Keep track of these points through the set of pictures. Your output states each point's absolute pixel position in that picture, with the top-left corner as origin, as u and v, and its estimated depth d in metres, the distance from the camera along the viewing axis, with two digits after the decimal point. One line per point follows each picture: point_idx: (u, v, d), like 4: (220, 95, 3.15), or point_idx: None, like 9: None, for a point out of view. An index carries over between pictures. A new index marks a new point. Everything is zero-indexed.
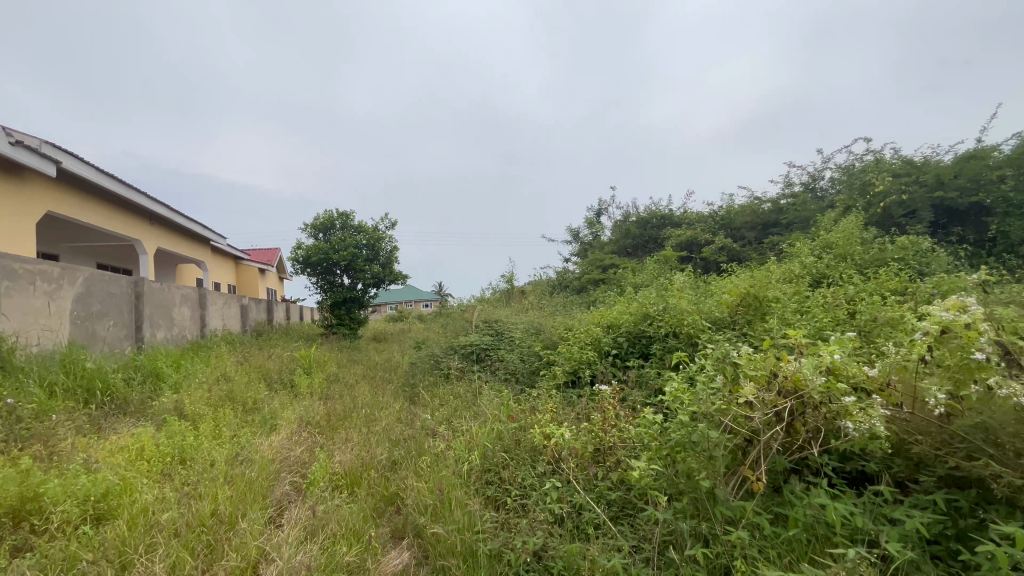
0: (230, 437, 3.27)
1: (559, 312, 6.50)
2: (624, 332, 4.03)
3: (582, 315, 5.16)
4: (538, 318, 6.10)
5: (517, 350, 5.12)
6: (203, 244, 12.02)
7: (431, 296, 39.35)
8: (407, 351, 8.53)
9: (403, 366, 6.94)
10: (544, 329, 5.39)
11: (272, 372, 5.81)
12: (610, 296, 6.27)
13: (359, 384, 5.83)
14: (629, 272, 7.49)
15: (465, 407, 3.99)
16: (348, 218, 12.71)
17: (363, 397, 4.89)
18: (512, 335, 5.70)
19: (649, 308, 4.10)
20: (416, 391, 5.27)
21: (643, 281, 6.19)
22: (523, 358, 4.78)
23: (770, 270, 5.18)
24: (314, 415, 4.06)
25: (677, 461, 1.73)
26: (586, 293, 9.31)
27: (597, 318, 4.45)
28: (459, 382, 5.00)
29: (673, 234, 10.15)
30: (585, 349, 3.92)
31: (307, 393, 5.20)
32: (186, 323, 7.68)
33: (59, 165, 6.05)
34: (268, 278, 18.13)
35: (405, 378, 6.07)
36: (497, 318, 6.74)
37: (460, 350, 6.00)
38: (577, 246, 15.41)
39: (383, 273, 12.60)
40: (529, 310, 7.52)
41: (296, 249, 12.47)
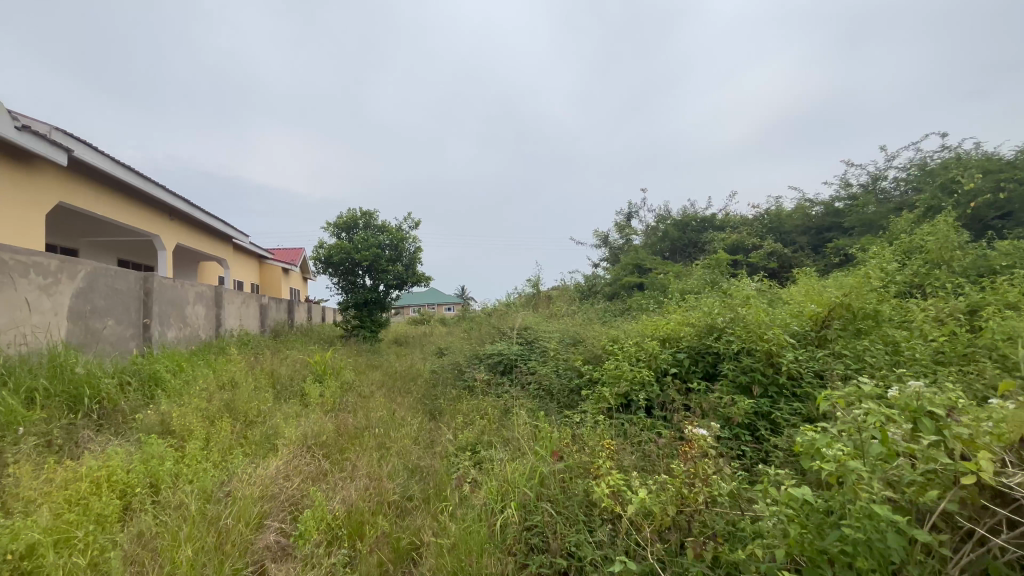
0: (218, 463, 2.78)
1: (597, 321, 5.87)
2: (683, 346, 3.37)
3: (627, 325, 4.54)
4: (574, 327, 5.49)
5: (553, 363, 4.52)
6: (225, 242, 11.82)
7: (454, 300, 39.04)
8: (428, 358, 8.03)
9: (424, 375, 6.42)
10: (583, 340, 4.78)
11: (282, 379, 5.35)
12: (655, 305, 5.62)
13: (376, 394, 5.32)
14: (672, 277, 6.82)
15: (494, 431, 3.42)
16: (371, 217, 12.35)
17: (379, 412, 4.37)
18: (545, 345, 5.11)
19: (713, 319, 3.45)
20: (438, 405, 4.73)
21: (692, 288, 5.51)
22: (560, 373, 4.18)
23: (848, 276, 4.45)
24: (321, 432, 3.55)
25: (839, 567, 1.12)
26: (621, 300, 8.64)
27: (648, 329, 3.83)
28: (486, 399, 4.43)
29: (716, 238, 9.41)
30: (637, 366, 3.30)
31: (317, 403, 4.71)
32: (200, 323, 7.36)
33: (70, 154, 5.74)
34: (292, 277, 17.98)
35: (426, 388, 5.55)
36: (527, 325, 6.16)
37: (486, 360, 5.44)
38: (606, 250, 14.72)
39: (405, 274, 12.17)
40: (561, 317, 6.92)
41: (318, 248, 12.16)
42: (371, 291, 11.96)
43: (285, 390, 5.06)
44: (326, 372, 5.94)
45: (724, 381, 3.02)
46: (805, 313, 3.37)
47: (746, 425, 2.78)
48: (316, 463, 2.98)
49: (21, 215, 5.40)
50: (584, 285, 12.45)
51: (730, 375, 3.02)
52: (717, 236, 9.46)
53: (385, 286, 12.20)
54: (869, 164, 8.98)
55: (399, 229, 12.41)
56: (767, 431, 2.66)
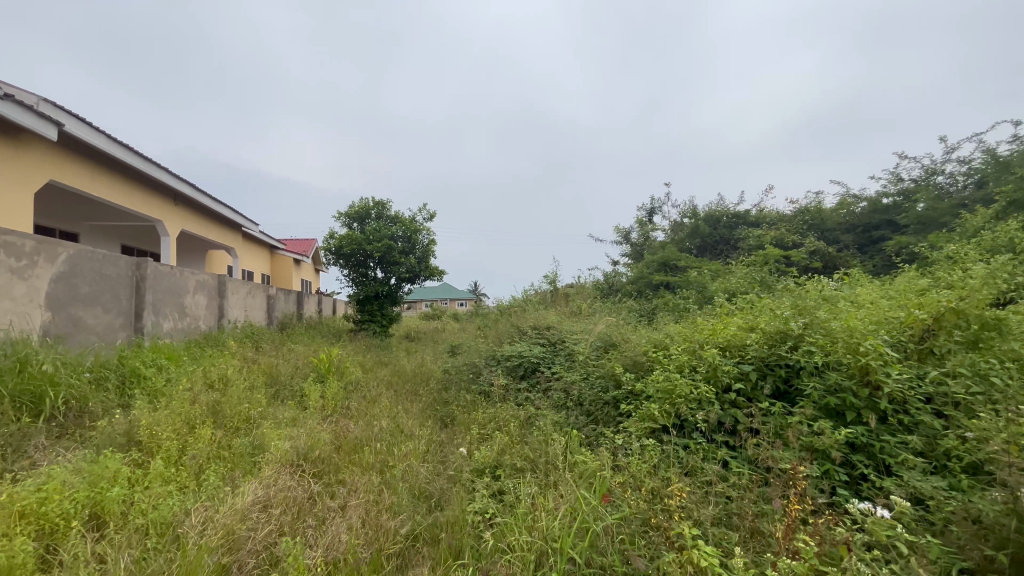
0: (184, 488, 2.31)
1: (628, 322, 5.29)
2: (750, 356, 2.78)
3: (669, 328, 3.96)
4: (604, 328, 4.92)
5: (583, 370, 3.97)
6: (234, 230, 11.47)
7: (467, 296, 38.59)
8: (440, 357, 7.54)
9: (435, 376, 5.93)
10: (617, 345, 4.22)
11: (281, 377, 4.91)
12: (695, 307, 5.02)
13: (382, 397, 4.83)
14: (709, 276, 6.19)
15: (518, 451, 2.90)
16: (384, 207, 11.88)
17: (385, 420, 3.87)
18: (571, 349, 4.60)
19: (786, 322, 2.85)
20: (451, 414, 4.24)
21: (737, 288, 4.91)
22: (592, 381, 3.63)
23: (932, 278, 3.82)
24: (315, 443, 3.07)
25: None
26: (648, 300, 8.02)
27: (700, 333, 3.25)
28: (506, 408, 3.90)
29: (750, 235, 8.74)
30: (693, 380, 2.74)
31: (316, 407, 4.24)
32: (201, 313, 6.94)
33: (61, 128, 5.33)
34: (303, 269, 17.67)
35: (437, 393, 5.04)
36: (550, 324, 5.61)
37: (505, 364, 4.90)
38: (627, 246, 14.09)
39: (418, 267, 11.72)
40: (585, 316, 6.38)
41: (329, 239, 11.74)
42: (383, 284, 11.52)
43: (283, 391, 4.61)
44: (330, 370, 5.47)
45: (807, 403, 2.45)
46: (899, 320, 2.77)
47: (839, 461, 2.23)
48: (304, 487, 2.50)
49: (9, 194, 5.02)
50: (604, 283, 11.85)
51: (814, 396, 2.43)
52: (751, 233, 8.80)
53: (397, 279, 11.75)
54: (924, 157, 8.23)
55: (413, 220, 11.91)
56: (871, 474, 2.10)
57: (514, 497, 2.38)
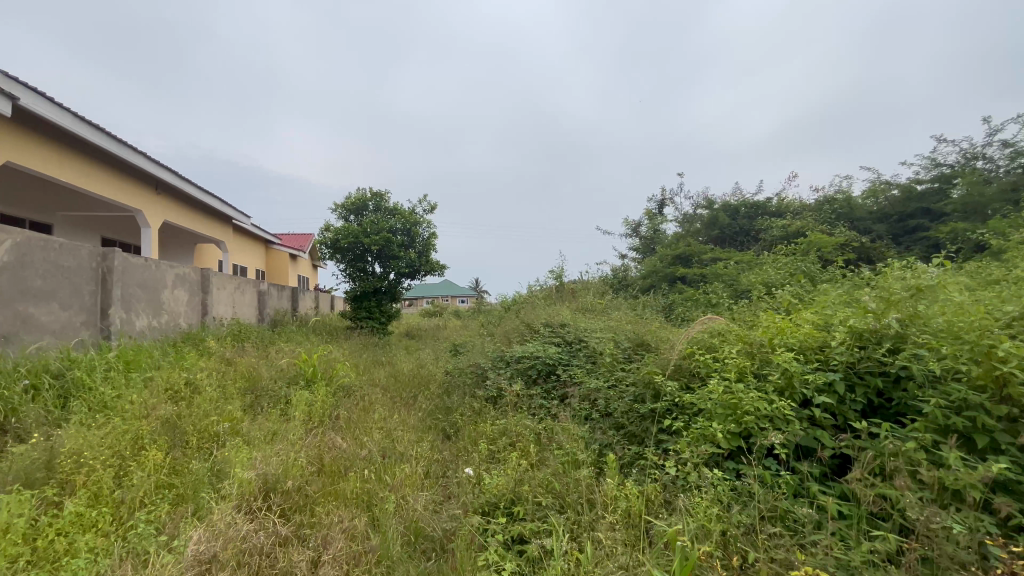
0: (107, 544, 1.76)
1: (651, 319, 4.72)
2: (835, 360, 2.20)
3: (710, 326, 3.39)
4: (627, 326, 4.34)
5: (611, 377, 3.39)
6: (224, 222, 10.89)
7: (468, 293, 37.98)
8: (442, 357, 6.98)
9: (436, 379, 5.39)
10: (647, 347, 3.64)
11: (262, 383, 4.36)
12: (731, 302, 4.42)
13: (377, 406, 4.26)
14: (738, 268, 5.59)
15: (539, 481, 2.35)
16: (382, 199, 11.28)
17: (377, 435, 3.30)
18: (591, 350, 4.04)
19: (879, 316, 2.26)
20: (457, 426, 3.70)
21: (778, 280, 4.34)
22: (624, 390, 3.06)
23: (1021, 266, 3.24)
24: (289, 466, 2.52)
25: None
26: (666, 295, 7.42)
27: (760, 331, 2.67)
28: (519, 422, 3.32)
29: (773, 225, 8.14)
30: (764, 392, 2.17)
31: (299, 418, 3.67)
32: (180, 310, 6.38)
33: (15, 102, 4.74)
34: (300, 265, 17.12)
35: (438, 400, 4.47)
36: (563, 321, 5.04)
37: (515, 367, 4.33)
38: (636, 240, 13.53)
39: (418, 262, 11.14)
40: (600, 312, 5.81)
41: (324, 232, 11.15)
42: (381, 280, 10.96)
43: (261, 399, 4.05)
44: (314, 373, 4.83)
45: (921, 425, 1.87)
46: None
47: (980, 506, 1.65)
48: (266, 532, 1.96)
49: None
50: (614, 278, 11.26)
51: (932, 415, 1.85)
52: (774, 222, 8.20)
53: (396, 274, 11.17)
54: (963, 140, 7.62)
55: (413, 212, 11.32)
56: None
57: (537, 552, 1.83)
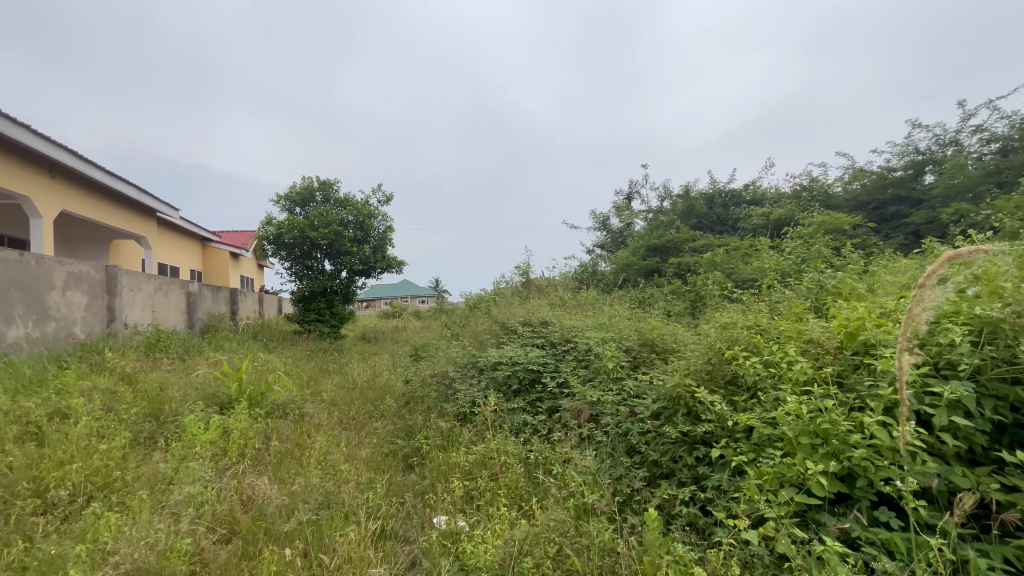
0: None
1: (646, 314, 4.10)
2: (958, 362, 1.57)
3: (735, 323, 2.76)
4: (622, 323, 3.68)
5: (618, 391, 2.72)
6: (145, 215, 9.54)
7: (428, 293, 36.69)
8: (401, 363, 6.14)
9: (395, 390, 4.57)
10: (656, 350, 2.98)
11: (169, 408, 3.44)
12: (738, 293, 3.84)
13: (320, 431, 3.41)
14: (732, 254, 5.06)
15: (543, 552, 1.66)
16: (331, 189, 10.20)
17: (314, 479, 2.50)
18: (583, 354, 3.38)
19: (1001, 300, 1.67)
20: (423, 458, 2.95)
21: (788, 269, 3.82)
22: (639, 407, 2.40)
23: None
24: (165, 553, 1.72)
25: None
26: (648, 289, 6.85)
27: (822, 329, 2.05)
28: (505, 454, 2.60)
29: (752, 215, 7.80)
30: (868, 412, 1.52)
31: (210, 456, 2.81)
32: (76, 316, 5.25)
33: None
34: (243, 265, 15.70)
35: (399, 420, 3.67)
36: (543, 318, 4.33)
37: (491, 377, 3.58)
38: (604, 234, 13.07)
39: (374, 258, 10.16)
40: (581, 307, 5.16)
41: (265, 226, 9.96)
42: (332, 278, 9.91)
43: (161, 433, 3.14)
44: (232, 386, 3.78)
45: None
46: None
47: None
48: None
49: None
50: (584, 273, 10.69)
51: None
52: (752, 211, 7.85)
53: (349, 272, 10.15)
54: (937, 125, 7.46)
55: (366, 203, 10.32)
56: None
57: None
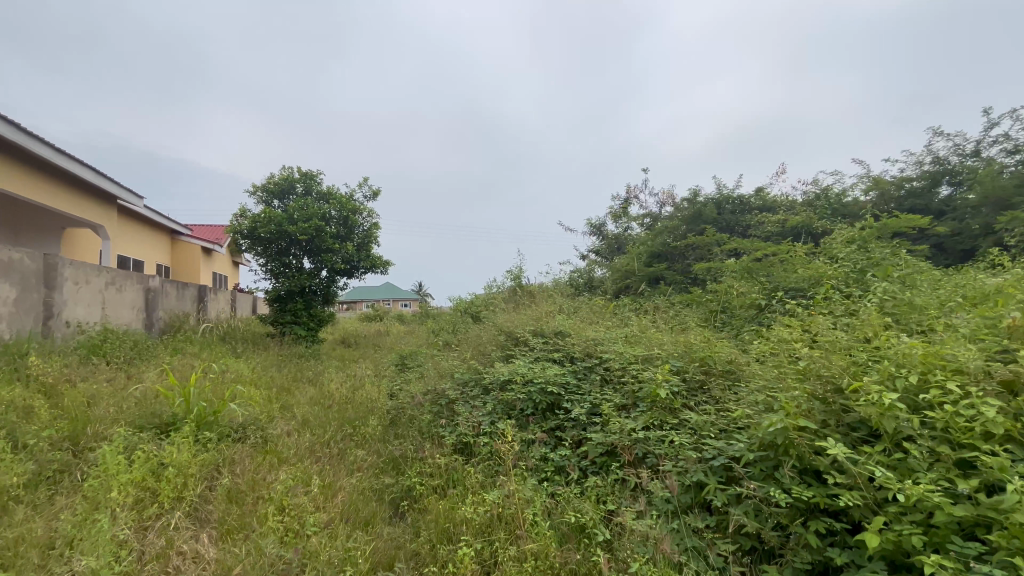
0: None
1: (677, 325, 3.53)
2: None
3: (823, 343, 2.18)
4: (658, 337, 3.07)
5: (671, 427, 2.13)
6: (103, 202, 8.68)
7: (411, 296, 35.79)
8: (386, 373, 5.46)
9: (379, 407, 3.90)
10: (716, 370, 2.38)
11: (92, 431, 2.73)
12: (793, 303, 3.26)
13: (287, 463, 2.75)
14: (764, 259, 4.52)
15: None
16: (314, 181, 9.46)
17: (270, 546, 1.85)
18: (613, 373, 2.79)
19: None
20: (419, 508, 2.32)
21: (846, 279, 3.28)
22: (710, 451, 1.82)
23: None
24: None
25: None
26: (657, 297, 6.30)
27: (983, 363, 1.50)
28: (526, 511, 2.00)
29: (764, 221, 7.33)
30: None
31: (134, 503, 2.13)
32: None
33: None
34: (216, 261, 14.74)
35: (384, 449, 3.00)
36: (557, 328, 3.70)
37: (501, 398, 2.94)
38: (600, 240, 12.58)
39: (358, 256, 9.43)
40: (594, 315, 4.58)
41: (239, 219, 9.17)
42: (311, 278, 9.14)
43: (76, 467, 2.43)
44: (177, 400, 3.07)
45: None
46: None
47: None
48: None
49: None
50: (581, 281, 10.11)
51: None
52: (765, 218, 7.39)
53: (330, 271, 9.39)
54: (958, 133, 7.12)
55: (351, 198, 9.60)
56: None
57: None
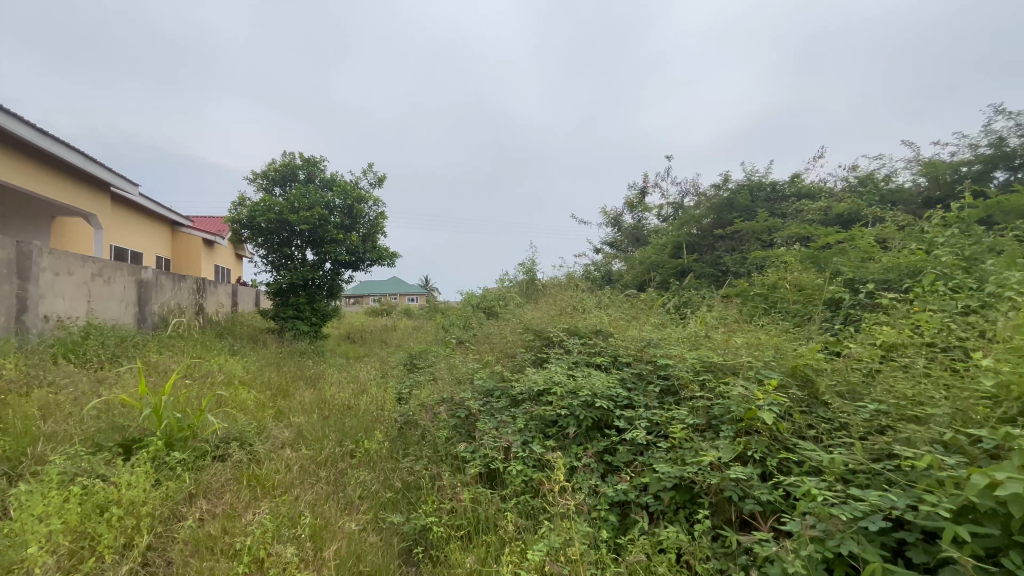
0: None
1: (737, 322, 2.97)
2: None
3: (984, 355, 1.62)
4: (728, 338, 2.51)
5: (780, 463, 1.59)
6: (95, 189, 8.19)
7: (417, 290, 35.39)
8: (392, 374, 4.93)
9: (384, 417, 3.37)
10: (825, 386, 1.84)
11: (31, 452, 2.21)
12: (890, 297, 2.67)
13: (273, 494, 2.24)
14: (829, 246, 3.90)
15: None
16: (316, 168, 8.92)
17: None
18: (678, 383, 2.25)
19: None
20: (438, 566, 1.79)
21: (952, 267, 2.68)
22: (856, 507, 1.28)
23: None
24: None
25: None
26: (691, 291, 5.71)
27: None
28: None
29: (804, 207, 6.69)
30: None
31: (63, 559, 1.62)
32: None
33: None
34: (218, 253, 14.29)
35: (393, 473, 2.48)
36: (596, 325, 3.12)
37: (534, 413, 2.41)
38: (616, 232, 11.98)
39: (363, 248, 8.91)
40: (629, 309, 4.00)
41: (238, 207, 8.67)
42: (314, 270, 8.64)
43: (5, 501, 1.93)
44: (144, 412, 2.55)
45: None
46: None
47: None
48: None
49: None
50: (598, 275, 9.54)
51: None
52: (804, 205, 6.75)
53: (334, 263, 8.88)
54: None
55: (355, 185, 9.07)
56: None
57: None
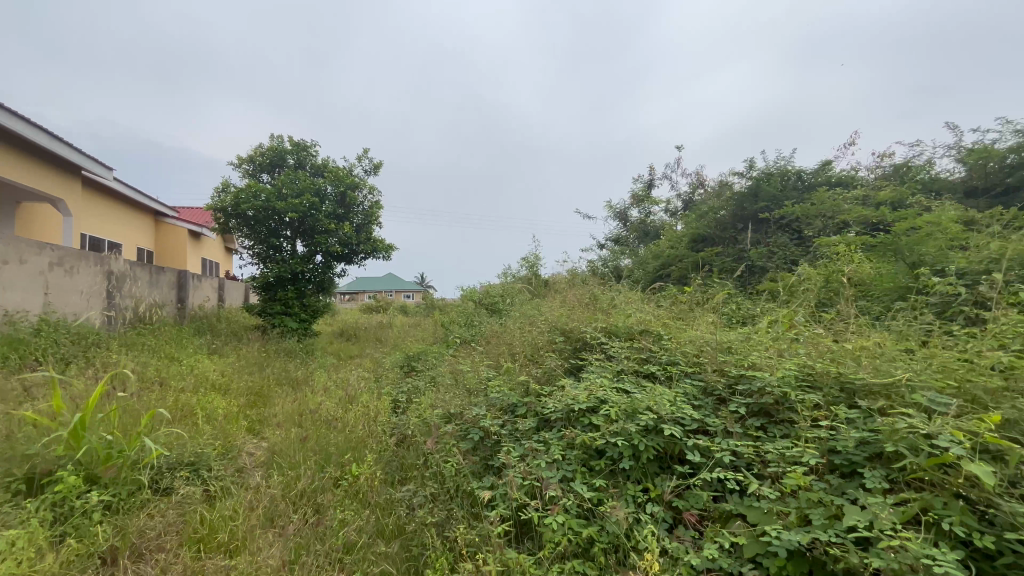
0: None
1: (816, 323, 2.39)
2: None
3: None
4: (826, 344, 1.94)
5: (993, 544, 1.04)
6: (65, 173, 7.53)
7: (413, 287, 34.69)
8: (387, 378, 4.32)
9: (377, 433, 2.78)
10: (1017, 418, 1.29)
11: None
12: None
13: (225, 554, 1.66)
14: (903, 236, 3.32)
15: None
16: (307, 152, 8.26)
17: None
18: (776, 403, 1.67)
19: None
20: None
21: None
22: None
23: None
24: None
25: None
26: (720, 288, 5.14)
27: None
28: None
29: (839, 196, 6.09)
30: None
31: None
32: None
33: None
34: (205, 245, 13.60)
35: (389, 517, 1.90)
36: (640, 325, 2.54)
37: (574, 440, 1.82)
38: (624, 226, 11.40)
39: (357, 239, 8.28)
40: (667, 305, 3.42)
41: (221, 193, 8.02)
42: (304, 262, 8.02)
43: None
44: (61, 436, 1.96)
45: None
46: None
47: None
48: None
49: None
50: (607, 270, 8.94)
51: None
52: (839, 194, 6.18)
53: (325, 256, 8.25)
54: None
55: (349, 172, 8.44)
56: None
57: None
